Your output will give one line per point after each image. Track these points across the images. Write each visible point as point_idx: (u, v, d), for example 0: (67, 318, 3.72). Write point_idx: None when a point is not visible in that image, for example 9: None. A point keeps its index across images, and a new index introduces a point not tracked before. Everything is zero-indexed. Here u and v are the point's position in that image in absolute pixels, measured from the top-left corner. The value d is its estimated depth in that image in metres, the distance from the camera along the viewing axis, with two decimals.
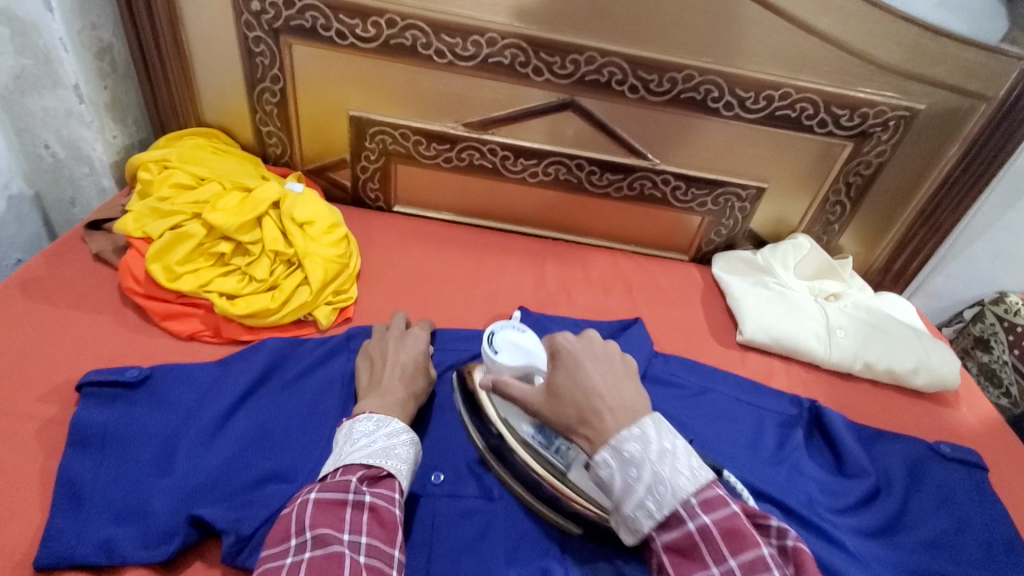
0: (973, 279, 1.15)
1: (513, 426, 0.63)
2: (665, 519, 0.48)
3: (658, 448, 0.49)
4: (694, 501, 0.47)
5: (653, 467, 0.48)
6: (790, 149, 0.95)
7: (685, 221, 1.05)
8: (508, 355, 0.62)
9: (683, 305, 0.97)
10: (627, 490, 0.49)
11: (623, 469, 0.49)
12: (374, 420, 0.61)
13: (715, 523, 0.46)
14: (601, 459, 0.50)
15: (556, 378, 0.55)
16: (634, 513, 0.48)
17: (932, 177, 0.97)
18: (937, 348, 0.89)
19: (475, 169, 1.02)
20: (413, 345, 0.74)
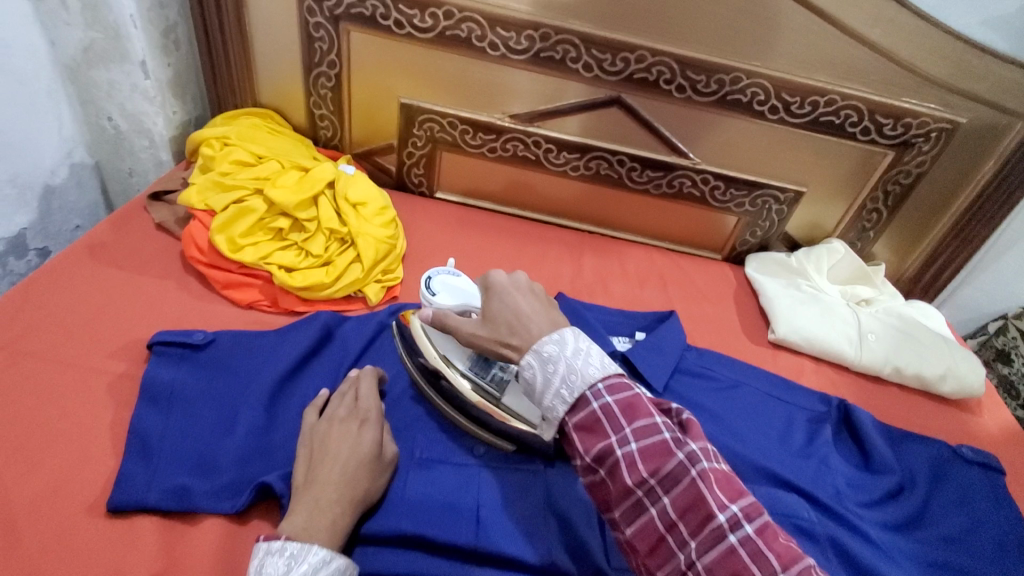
0: (1000, 293, 1.16)
1: (451, 360, 0.67)
2: (575, 403, 0.52)
3: (572, 348, 0.54)
4: (600, 385, 0.52)
5: (568, 361, 0.53)
6: (831, 155, 0.97)
7: (720, 221, 1.07)
8: (445, 296, 0.73)
9: (716, 303, 0.99)
10: (547, 384, 0.54)
11: (543, 367, 0.54)
12: (286, 556, 0.49)
13: (616, 401, 0.51)
14: (526, 362, 0.55)
15: (489, 307, 0.61)
16: (551, 401, 0.53)
17: (970, 189, 0.98)
18: (965, 357, 0.90)
19: (518, 160, 1.05)
20: (358, 438, 0.61)
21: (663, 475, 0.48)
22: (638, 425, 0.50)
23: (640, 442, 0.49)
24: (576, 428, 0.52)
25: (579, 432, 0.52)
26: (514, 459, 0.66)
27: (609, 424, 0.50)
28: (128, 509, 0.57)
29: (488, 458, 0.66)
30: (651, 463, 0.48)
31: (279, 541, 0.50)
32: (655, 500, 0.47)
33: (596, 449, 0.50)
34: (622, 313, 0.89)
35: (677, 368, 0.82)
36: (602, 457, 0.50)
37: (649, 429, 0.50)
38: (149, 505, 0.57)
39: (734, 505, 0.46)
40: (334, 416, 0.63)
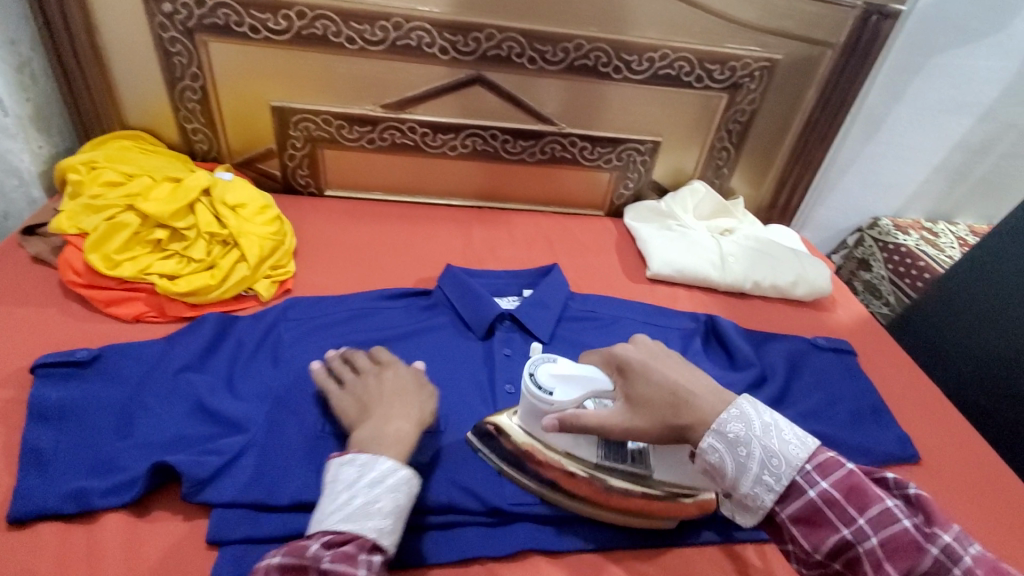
0: (852, 210, 1.31)
1: (580, 458, 0.64)
2: (784, 492, 0.52)
3: (760, 425, 0.54)
4: (809, 466, 0.52)
5: (761, 442, 0.53)
6: (677, 104, 1.08)
7: (595, 178, 1.17)
8: (563, 393, 0.60)
9: (598, 253, 1.08)
10: (741, 470, 0.53)
11: (732, 451, 0.54)
12: (358, 464, 0.55)
13: (833, 486, 0.51)
14: (708, 445, 0.54)
15: (631, 383, 0.59)
16: (753, 488, 0.52)
17: (799, 118, 1.12)
18: (812, 263, 1.03)
19: (398, 148, 1.10)
20: (393, 377, 0.67)
21: (915, 569, 0.47)
22: (870, 516, 0.49)
23: (880, 535, 0.49)
24: (792, 519, 0.52)
25: (797, 524, 0.52)
26: None
27: (834, 513, 0.50)
28: (27, 518, 0.58)
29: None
30: (898, 561, 0.48)
31: (351, 454, 0.56)
32: None
33: (826, 544, 0.50)
34: (508, 273, 0.94)
35: (562, 314, 0.89)
36: (835, 551, 0.50)
37: (883, 518, 0.49)
38: (48, 510, 0.59)
39: None
40: (360, 365, 0.69)
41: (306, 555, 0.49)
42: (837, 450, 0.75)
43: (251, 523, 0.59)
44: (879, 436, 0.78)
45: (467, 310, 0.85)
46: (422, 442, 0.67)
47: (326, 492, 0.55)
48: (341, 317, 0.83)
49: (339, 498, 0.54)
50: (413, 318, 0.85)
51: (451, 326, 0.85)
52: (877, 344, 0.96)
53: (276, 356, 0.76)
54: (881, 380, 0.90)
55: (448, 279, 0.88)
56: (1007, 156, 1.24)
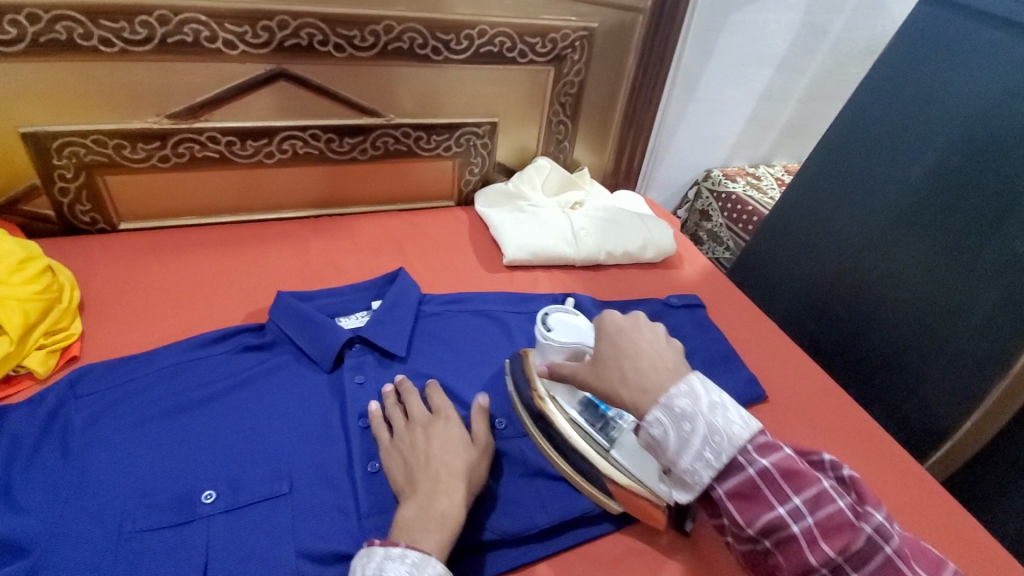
0: (686, 165, 1.39)
1: (563, 406, 0.67)
2: (723, 470, 0.48)
3: (707, 402, 0.49)
4: (749, 446, 0.48)
5: (706, 418, 0.48)
6: (505, 81, 1.05)
7: (438, 168, 1.10)
8: (563, 333, 0.72)
9: (453, 246, 1.03)
10: (682, 445, 0.48)
11: (677, 427, 0.49)
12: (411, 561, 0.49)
13: (774, 464, 0.47)
14: (653, 418, 0.50)
15: (601, 348, 0.58)
16: (692, 464, 0.48)
17: (625, 84, 1.14)
18: (656, 224, 1.07)
19: (201, 162, 0.94)
20: (450, 432, 0.64)
21: (856, 560, 0.44)
22: (806, 496, 0.46)
23: (817, 514, 0.45)
24: (729, 495, 0.47)
25: (733, 500, 0.47)
26: (247, 496, 0.60)
27: (771, 492, 0.46)
28: None
29: (219, 504, 0.59)
30: (832, 540, 0.45)
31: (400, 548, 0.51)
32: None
33: (763, 523, 0.46)
34: (352, 288, 0.87)
35: (414, 322, 0.83)
36: (770, 530, 0.46)
37: (814, 496, 0.46)
38: None
39: None
40: (415, 419, 0.66)
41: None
42: None
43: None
44: (732, 379, 0.83)
45: (308, 343, 0.76)
46: (263, 512, 0.59)
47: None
48: (151, 379, 0.69)
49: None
50: (244, 361, 0.74)
51: (291, 361, 0.75)
52: (721, 291, 1.03)
53: (63, 446, 0.61)
54: (729, 324, 0.96)
55: (283, 309, 0.78)
56: (803, 100, 1.38)
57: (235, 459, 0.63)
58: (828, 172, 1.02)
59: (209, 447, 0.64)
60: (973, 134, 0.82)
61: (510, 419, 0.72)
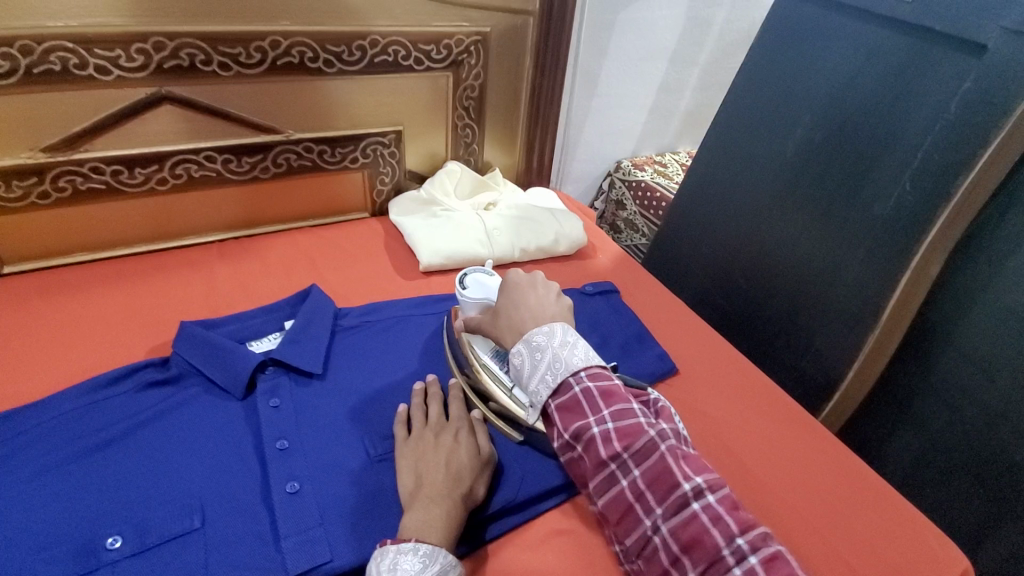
0: (597, 158, 1.45)
1: (478, 355, 0.75)
2: (558, 389, 0.58)
3: (561, 340, 0.60)
4: (581, 373, 0.58)
5: (553, 351, 0.59)
6: (405, 89, 1.06)
7: (347, 181, 1.10)
8: (474, 291, 0.77)
9: (368, 258, 1.02)
10: (533, 370, 0.60)
11: (530, 356, 0.60)
12: (423, 555, 0.53)
13: (609, 410, 0.55)
14: (516, 352, 0.61)
15: (501, 300, 0.68)
16: (536, 387, 0.59)
17: (525, 85, 1.17)
18: (567, 218, 1.10)
19: (87, 195, 0.89)
20: (460, 441, 0.66)
21: (654, 475, 0.52)
22: (614, 411, 0.56)
23: (629, 445, 0.54)
24: (557, 409, 0.58)
25: (561, 413, 0.57)
26: (156, 535, 0.58)
27: (588, 407, 0.56)
28: None
29: (126, 548, 0.56)
30: (656, 487, 0.52)
31: (411, 542, 0.54)
32: (626, 474, 0.53)
33: (574, 429, 0.56)
34: (262, 311, 0.85)
35: (331, 339, 0.82)
36: (580, 434, 0.56)
37: (623, 412, 0.55)
38: None
39: (739, 534, 0.48)
40: (427, 424, 0.69)
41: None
42: None
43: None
44: (646, 358, 0.87)
45: (216, 372, 0.73)
46: (173, 550, 0.57)
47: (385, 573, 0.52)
48: (42, 429, 0.65)
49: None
50: (149, 399, 0.71)
51: (199, 393, 0.73)
52: (633, 275, 1.07)
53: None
54: (642, 306, 1.01)
55: (188, 339, 0.76)
56: (698, 89, 1.47)
57: (142, 500, 0.60)
58: (719, 153, 1.09)
59: (113, 491, 0.61)
60: (834, 110, 0.90)
61: None
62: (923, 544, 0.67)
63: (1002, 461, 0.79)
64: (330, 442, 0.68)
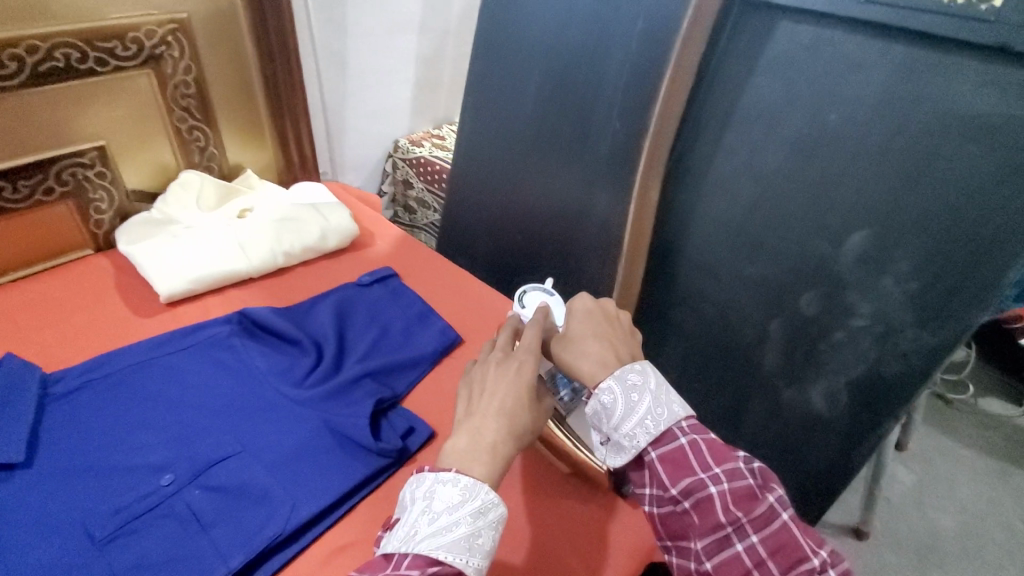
0: (370, 142, 1.39)
1: None
2: (659, 436, 0.53)
3: (658, 383, 0.55)
4: (682, 423, 0.53)
5: (652, 394, 0.54)
6: (95, 98, 0.88)
7: (45, 218, 0.90)
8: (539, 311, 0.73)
9: (92, 303, 0.86)
10: (626, 412, 0.53)
11: (625, 396, 0.54)
12: (462, 487, 0.48)
13: (703, 439, 0.52)
14: (603, 387, 0.55)
15: (574, 328, 0.62)
16: (631, 430, 0.53)
17: (253, 74, 1.06)
18: (332, 210, 1.04)
19: None
20: (513, 367, 0.58)
21: (754, 516, 0.48)
22: (725, 466, 0.50)
23: (732, 483, 0.49)
24: (659, 460, 0.52)
25: (662, 464, 0.52)
26: None
27: (696, 462, 0.51)
28: None
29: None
30: (740, 505, 0.48)
31: (451, 473, 0.48)
32: (744, 539, 0.47)
33: (683, 484, 0.50)
34: None
35: (38, 412, 0.67)
36: (690, 491, 0.50)
37: (735, 472, 0.50)
38: None
39: (821, 548, 0.47)
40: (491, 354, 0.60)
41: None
42: (393, 374, 0.79)
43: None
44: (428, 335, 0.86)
45: None
46: None
47: (437, 504, 0.47)
48: None
49: (453, 529, 0.46)
50: None
51: None
52: (414, 254, 1.05)
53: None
54: (425, 283, 0.99)
55: None
56: (458, 59, 1.46)
57: None
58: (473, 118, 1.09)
59: None
60: (554, 62, 0.93)
61: (180, 476, 0.62)
62: None
63: (739, 347, 0.94)
64: (36, 541, 0.56)
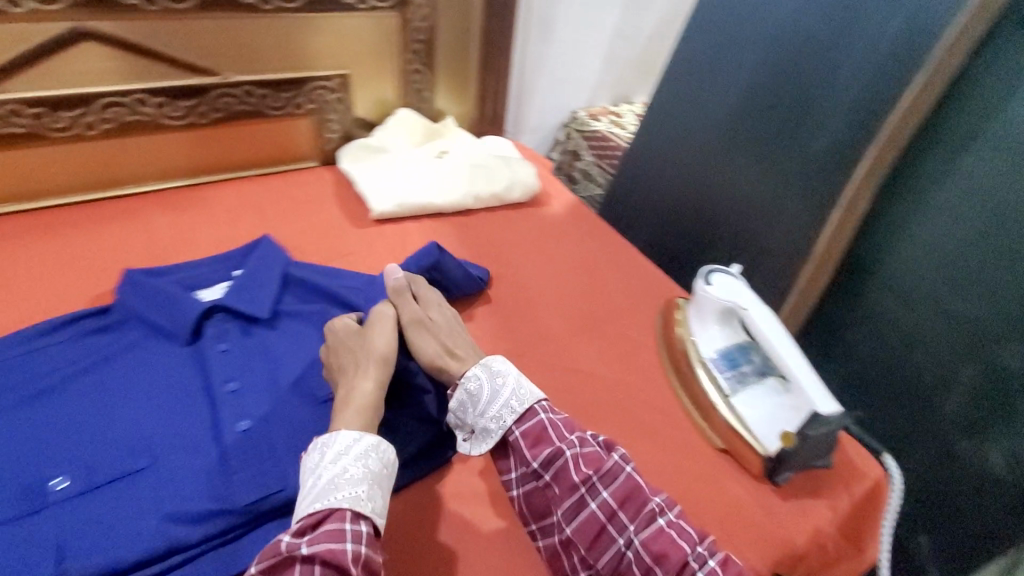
0: (552, 108, 1.44)
1: (699, 348, 0.78)
2: (523, 415, 0.60)
3: (514, 370, 0.63)
4: (542, 401, 0.61)
5: (514, 378, 0.62)
6: (349, 31, 1.02)
7: (291, 128, 1.06)
8: (722, 291, 0.76)
9: (318, 206, 1.00)
10: (494, 394, 0.60)
11: (490, 379, 0.61)
12: (319, 447, 0.54)
13: (555, 415, 0.60)
14: (473, 373, 0.62)
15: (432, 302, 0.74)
16: (501, 410, 0.59)
17: (475, 28, 1.14)
18: (520, 166, 1.11)
19: (2, 141, 0.83)
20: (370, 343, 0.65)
21: (603, 472, 0.56)
22: (576, 434, 0.59)
23: (582, 448, 0.58)
24: (522, 435, 0.59)
25: (525, 439, 0.58)
26: (102, 476, 0.57)
27: (555, 434, 0.58)
28: None
29: (72, 488, 0.55)
30: (589, 464, 0.57)
31: (313, 442, 0.55)
32: (596, 494, 0.55)
33: (544, 455, 0.57)
34: (210, 260, 0.81)
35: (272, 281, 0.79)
36: (550, 461, 0.57)
37: (584, 440, 0.58)
38: None
39: (658, 497, 0.56)
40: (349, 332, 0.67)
41: (282, 547, 0.46)
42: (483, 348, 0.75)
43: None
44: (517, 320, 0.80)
45: (162, 316, 0.71)
46: (119, 490, 0.56)
47: (308, 472, 0.54)
48: None
49: (323, 474, 0.52)
50: (93, 345, 0.69)
51: (148, 340, 0.71)
52: (586, 221, 1.09)
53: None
54: (595, 249, 1.03)
55: (129, 287, 0.74)
56: (653, 38, 1.46)
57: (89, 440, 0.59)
58: (672, 97, 1.11)
59: (61, 435, 0.60)
60: (773, 55, 0.94)
61: None
62: (839, 454, 0.73)
63: (918, 381, 0.88)
64: (267, 385, 0.68)
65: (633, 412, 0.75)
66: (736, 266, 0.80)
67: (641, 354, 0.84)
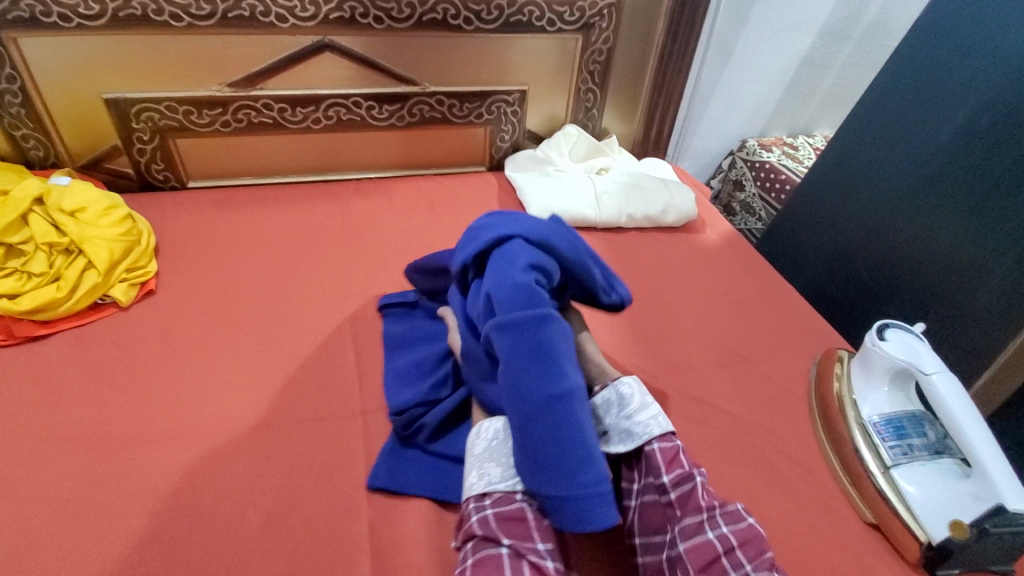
0: (720, 136, 1.40)
1: (856, 408, 0.72)
2: (665, 435, 0.57)
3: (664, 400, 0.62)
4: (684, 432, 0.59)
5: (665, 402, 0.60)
6: (534, 51, 1.10)
7: (470, 135, 1.17)
8: (897, 348, 0.69)
9: (481, 207, 1.09)
10: (643, 407, 0.58)
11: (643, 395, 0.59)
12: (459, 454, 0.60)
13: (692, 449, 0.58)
14: (628, 382, 0.60)
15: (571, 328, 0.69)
16: (647, 421, 0.57)
17: (655, 52, 1.16)
18: (679, 190, 1.10)
19: (257, 127, 1.04)
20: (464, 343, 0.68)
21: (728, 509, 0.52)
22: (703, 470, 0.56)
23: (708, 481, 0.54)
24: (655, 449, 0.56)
25: (659, 454, 0.56)
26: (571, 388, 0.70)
27: (688, 460, 0.56)
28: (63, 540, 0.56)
29: None
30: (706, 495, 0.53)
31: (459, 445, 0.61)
32: (718, 525, 0.51)
33: (673, 473, 0.54)
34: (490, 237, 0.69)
35: None
36: (678, 482, 0.54)
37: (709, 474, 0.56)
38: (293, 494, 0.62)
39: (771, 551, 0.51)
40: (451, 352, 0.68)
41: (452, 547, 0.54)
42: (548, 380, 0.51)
43: (431, 457, 0.64)
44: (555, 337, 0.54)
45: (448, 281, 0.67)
46: None
47: None
48: None
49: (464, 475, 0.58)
50: None
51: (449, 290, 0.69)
52: (739, 254, 1.05)
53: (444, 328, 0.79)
54: (746, 284, 0.98)
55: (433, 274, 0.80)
56: (847, 67, 1.35)
57: None
58: (873, 133, 1.02)
59: None
60: (1004, 105, 0.82)
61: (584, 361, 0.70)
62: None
63: None
64: (521, 380, 0.51)
65: (767, 454, 0.71)
66: (919, 325, 0.73)
67: (785, 402, 0.78)
